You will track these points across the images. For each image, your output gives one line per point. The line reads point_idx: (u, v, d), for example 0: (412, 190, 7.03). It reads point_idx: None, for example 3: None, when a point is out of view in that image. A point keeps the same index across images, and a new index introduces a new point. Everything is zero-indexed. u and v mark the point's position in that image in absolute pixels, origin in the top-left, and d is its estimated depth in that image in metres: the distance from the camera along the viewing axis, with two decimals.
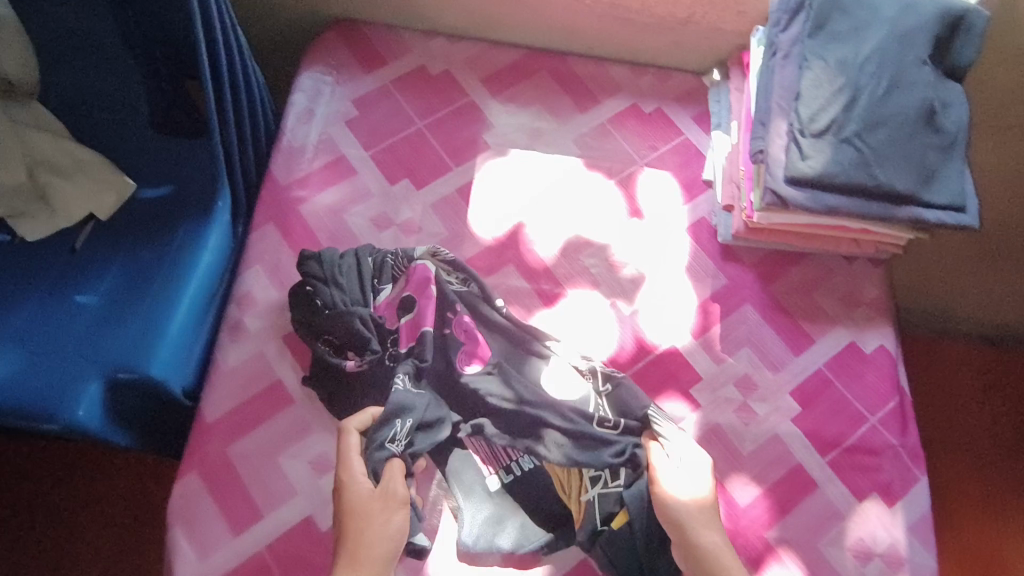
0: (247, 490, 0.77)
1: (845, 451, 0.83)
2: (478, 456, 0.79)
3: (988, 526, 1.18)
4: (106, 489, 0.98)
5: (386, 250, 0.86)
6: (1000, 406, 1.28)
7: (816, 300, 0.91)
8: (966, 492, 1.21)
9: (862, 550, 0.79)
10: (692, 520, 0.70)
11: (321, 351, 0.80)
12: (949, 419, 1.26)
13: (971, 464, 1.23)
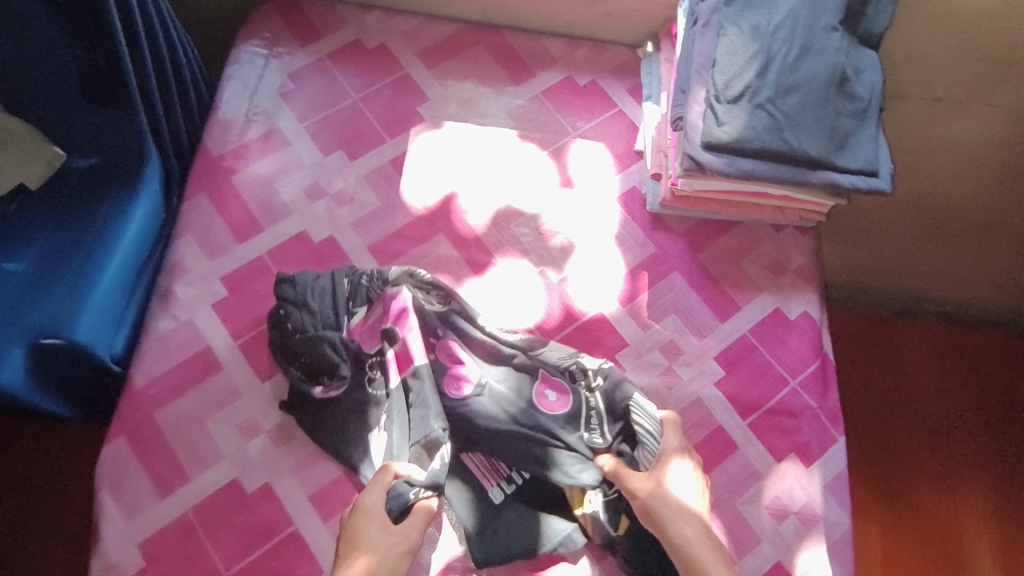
0: (174, 453, 0.78)
1: (765, 414, 0.85)
2: (476, 472, 0.79)
3: (897, 498, 1.28)
4: (39, 464, 0.98)
5: (361, 270, 0.84)
6: (913, 377, 1.37)
7: (743, 268, 0.93)
8: (880, 466, 1.30)
9: (779, 508, 0.81)
10: (670, 514, 0.71)
11: (293, 376, 0.81)
12: (868, 391, 1.36)
13: (885, 439, 1.32)
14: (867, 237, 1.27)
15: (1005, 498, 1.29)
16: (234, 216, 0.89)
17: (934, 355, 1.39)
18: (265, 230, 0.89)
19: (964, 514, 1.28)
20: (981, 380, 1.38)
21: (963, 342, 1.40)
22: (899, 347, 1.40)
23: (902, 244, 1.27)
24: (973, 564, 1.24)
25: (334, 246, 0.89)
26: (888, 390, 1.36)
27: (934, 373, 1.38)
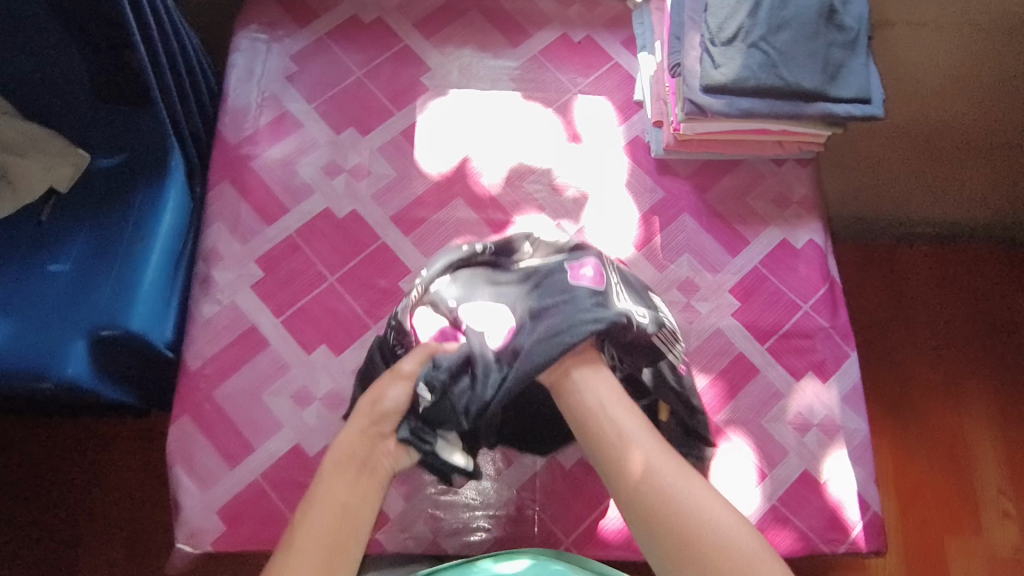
0: (237, 427, 0.84)
1: (782, 338, 0.91)
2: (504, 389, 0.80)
3: (908, 411, 1.35)
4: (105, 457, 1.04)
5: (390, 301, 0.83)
6: (918, 298, 1.43)
7: (748, 204, 0.97)
8: (891, 383, 1.37)
9: (802, 422, 0.87)
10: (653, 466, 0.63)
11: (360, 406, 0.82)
12: (875, 313, 1.42)
13: (893, 358, 1.39)
14: (859, 167, 1.31)
15: (1007, 401, 1.37)
16: (258, 200, 0.92)
17: (932, 274, 1.45)
18: (291, 211, 0.92)
19: (968, 420, 1.35)
20: (976, 293, 1.44)
21: (959, 258, 1.46)
22: (896, 269, 1.45)
23: (891, 171, 1.31)
24: (980, 466, 1.32)
25: (358, 219, 0.93)
26: (892, 311, 1.42)
27: (932, 291, 1.44)
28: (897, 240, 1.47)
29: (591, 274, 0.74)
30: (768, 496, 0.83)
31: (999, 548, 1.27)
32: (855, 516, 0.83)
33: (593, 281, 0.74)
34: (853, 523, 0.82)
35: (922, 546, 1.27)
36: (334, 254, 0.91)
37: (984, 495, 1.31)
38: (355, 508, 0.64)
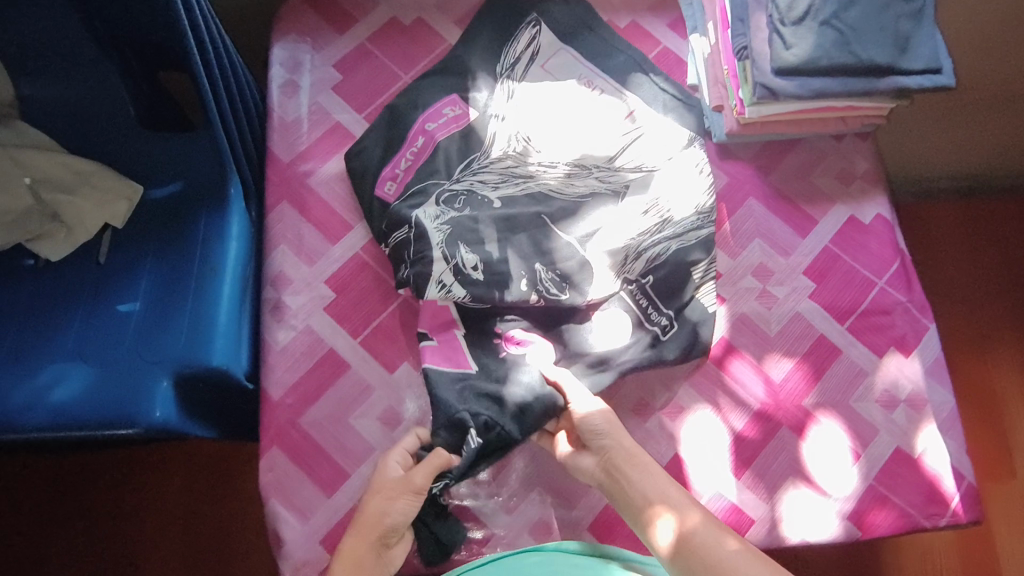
0: (328, 453, 0.82)
1: (860, 316, 0.90)
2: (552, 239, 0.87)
3: (980, 359, 1.38)
4: (186, 480, 1.16)
5: (435, 194, 0.87)
6: (980, 247, 1.45)
7: (813, 183, 0.97)
8: (964, 332, 1.40)
9: (888, 398, 0.87)
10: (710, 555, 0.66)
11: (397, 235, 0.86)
12: (939, 270, 1.43)
13: (961, 309, 1.41)
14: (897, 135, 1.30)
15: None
16: (322, 219, 0.90)
17: (959, 234, 1.45)
18: (355, 227, 0.90)
19: (1000, 372, 1.38)
20: (1003, 247, 1.45)
21: (1012, 206, 1.48)
22: (924, 229, 1.46)
23: (926, 136, 1.31)
24: (1011, 415, 1.36)
25: None
26: (959, 265, 1.44)
27: (988, 239, 1.45)
28: (950, 195, 1.47)
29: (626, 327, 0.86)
30: (865, 475, 0.84)
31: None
32: (952, 487, 0.84)
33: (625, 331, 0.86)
34: (951, 494, 0.83)
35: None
36: None
37: (1016, 442, 1.35)
38: None
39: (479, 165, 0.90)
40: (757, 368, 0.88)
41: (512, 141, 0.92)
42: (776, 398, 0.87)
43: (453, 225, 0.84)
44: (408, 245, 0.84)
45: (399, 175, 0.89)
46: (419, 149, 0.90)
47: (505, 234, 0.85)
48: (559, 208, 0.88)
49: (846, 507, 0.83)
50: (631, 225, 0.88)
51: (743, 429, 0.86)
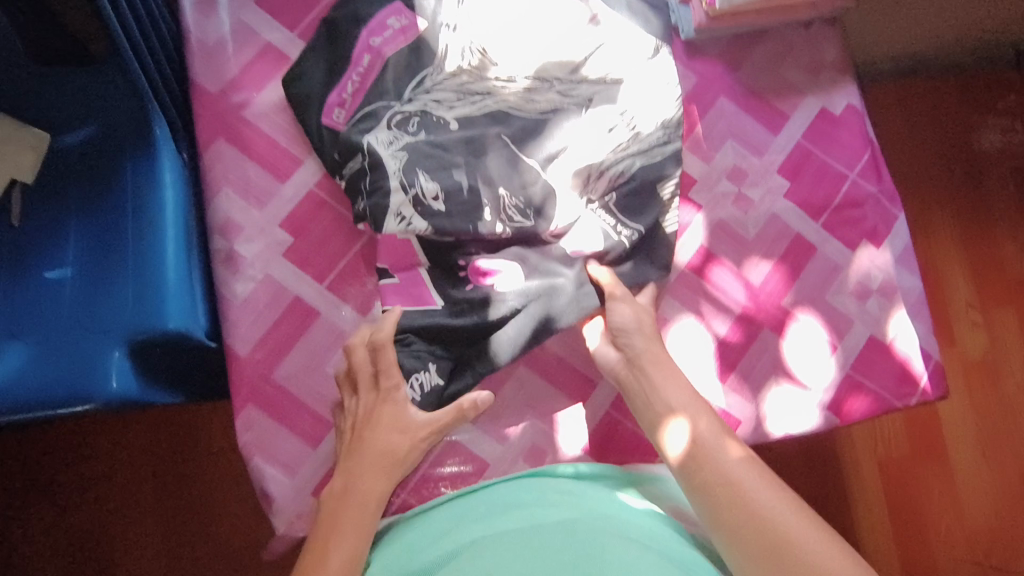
0: (309, 405, 0.78)
1: (834, 211, 0.90)
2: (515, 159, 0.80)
3: (927, 235, 1.49)
4: (146, 441, 1.12)
5: (388, 117, 0.80)
6: (924, 128, 1.51)
7: (783, 75, 0.93)
8: (913, 211, 1.49)
9: (861, 289, 0.89)
10: (734, 474, 0.65)
11: (348, 166, 0.79)
12: (890, 153, 1.51)
13: (906, 189, 1.50)
14: (863, 21, 1.27)
15: (974, 227, 1.49)
16: (265, 155, 0.81)
17: (902, 119, 1.51)
18: (305, 161, 0.82)
19: (940, 249, 1.49)
20: (944, 128, 1.51)
21: (954, 86, 1.53)
22: (873, 114, 1.52)
23: (891, 19, 1.28)
24: (951, 287, 1.47)
25: None
26: (905, 146, 1.51)
27: (931, 121, 1.52)
28: (895, 78, 1.52)
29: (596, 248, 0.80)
30: (843, 365, 0.87)
31: (970, 356, 1.45)
32: (921, 367, 0.87)
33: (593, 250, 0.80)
34: (920, 374, 0.87)
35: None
36: None
37: (956, 312, 1.47)
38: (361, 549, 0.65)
39: (432, 83, 0.82)
40: (737, 272, 0.87)
41: (464, 54, 0.83)
42: (756, 301, 0.87)
43: (408, 151, 0.78)
44: (364, 176, 0.78)
45: (347, 100, 0.81)
46: (366, 69, 0.82)
47: (465, 159, 0.79)
48: (519, 127, 0.82)
49: (826, 397, 0.86)
50: (597, 141, 0.82)
51: (727, 334, 0.86)
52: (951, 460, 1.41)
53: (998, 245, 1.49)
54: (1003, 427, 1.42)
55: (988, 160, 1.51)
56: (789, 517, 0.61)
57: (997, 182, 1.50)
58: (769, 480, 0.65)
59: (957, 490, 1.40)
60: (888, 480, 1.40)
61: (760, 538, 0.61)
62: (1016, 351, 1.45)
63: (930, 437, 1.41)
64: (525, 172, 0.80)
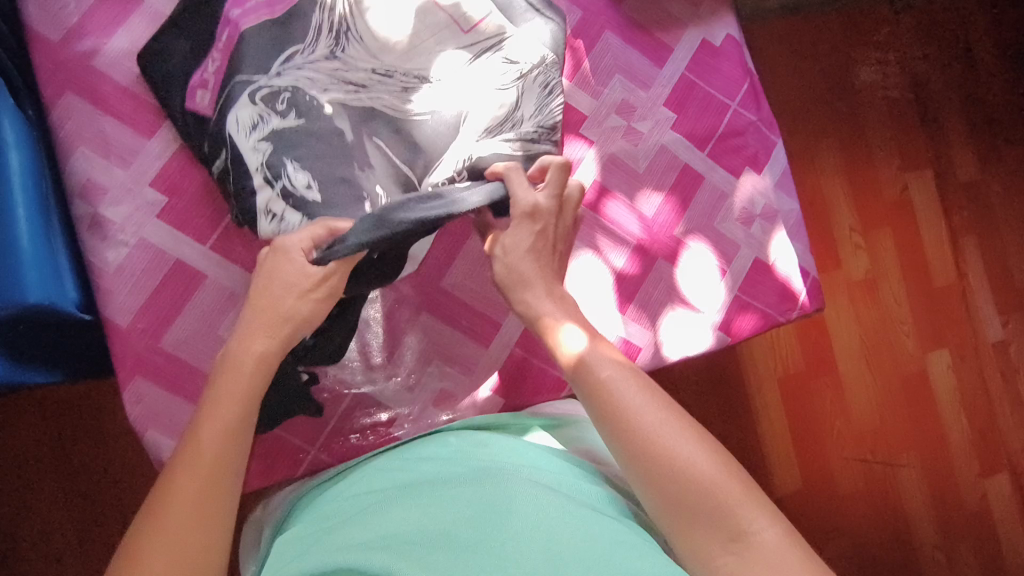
0: (202, 371, 0.75)
1: (719, 141, 0.93)
2: (394, 150, 0.75)
3: (813, 170, 1.58)
4: (41, 431, 1.05)
5: (251, 93, 0.72)
6: (813, 68, 1.58)
7: (665, 8, 0.94)
8: (799, 150, 1.58)
9: (746, 214, 0.94)
10: (610, 380, 0.64)
11: (216, 160, 0.73)
12: (783, 92, 1.57)
13: (794, 127, 1.58)
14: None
15: (854, 153, 1.60)
16: (125, 109, 0.75)
17: (792, 57, 1.57)
18: None
19: (827, 178, 1.58)
20: (829, 62, 1.59)
21: (832, 22, 1.60)
22: (765, 55, 1.57)
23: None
24: (836, 213, 1.58)
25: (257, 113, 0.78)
26: (794, 90, 1.58)
27: (817, 56, 1.58)
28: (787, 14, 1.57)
29: None
30: (731, 287, 0.92)
31: (854, 276, 1.57)
32: (800, 285, 0.94)
33: None
34: (799, 291, 0.94)
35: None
36: None
37: (841, 236, 1.58)
38: (218, 484, 0.59)
39: (303, 59, 0.75)
40: (630, 206, 0.90)
41: (339, 37, 0.75)
42: (650, 232, 0.90)
43: (273, 139, 0.71)
44: (230, 174, 0.73)
45: (211, 79, 0.74)
46: (227, 45, 0.74)
47: (341, 146, 0.73)
48: (396, 124, 0.75)
49: (718, 318, 0.91)
50: (478, 112, 0.77)
51: (624, 267, 0.89)
52: (840, 370, 1.54)
53: (876, 170, 1.60)
54: (883, 337, 1.56)
55: (865, 90, 1.61)
56: (636, 393, 0.63)
57: (875, 111, 1.61)
58: (646, 386, 0.64)
59: (846, 396, 1.54)
60: (786, 393, 1.52)
61: (605, 407, 0.63)
62: (892, 268, 1.58)
63: (822, 351, 1.54)
64: (405, 162, 0.75)
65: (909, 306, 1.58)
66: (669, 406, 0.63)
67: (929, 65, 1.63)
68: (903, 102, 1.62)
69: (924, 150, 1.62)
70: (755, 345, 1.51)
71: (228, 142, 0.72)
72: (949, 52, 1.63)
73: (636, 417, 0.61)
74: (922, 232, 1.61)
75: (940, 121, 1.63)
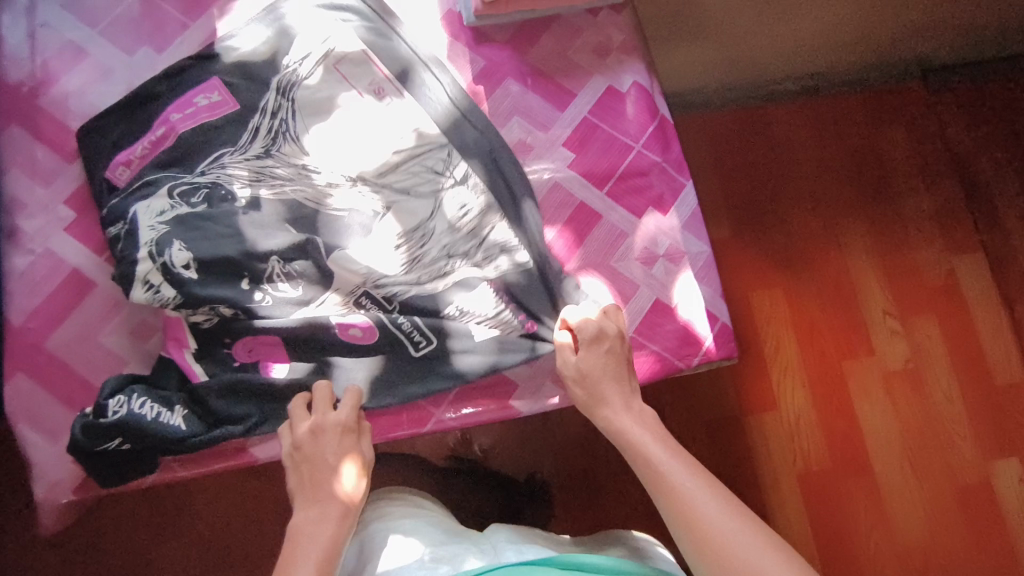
0: (77, 372, 0.81)
1: (619, 180, 0.92)
2: (292, 230, 0.82)
3: (832, 252, 1.39)
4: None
5: (165, 181, 0.82)
6: (830, 149, 1.45)
7: (570, 57, 0.97)
8: (812, 232, 1.40)
9: (647, 255, 0.90)
10: (688, 489, 0.65)
11: (111, 231, 0.81)
12: (790, 168, 1.43)
13: (805, 207, 1.41)
14: (708, 39, 1.28)
15: (883, 231, 1.41)
16: (56, 139, 0.87)
17: (809, 142, 1.45)
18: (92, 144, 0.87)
19: (851, 258, 1.39)
20: (853, 146, 1.45)
21: (844, 100, 1.47)
22: (764, 129, 1.45)
23: (744, 27, 1.26)
24: (865, 293, 1.37)
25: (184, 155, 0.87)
26: (804, 175, 1.43)
27: (828, 133, 1.45)
28: (795, 92, 1.46)
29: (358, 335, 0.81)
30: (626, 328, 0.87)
31: (891, 364, 1.34)
32: (705, 330, 0.88)
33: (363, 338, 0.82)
34: (704, 336, 0.87)
35: (826, 375, 1.33)
36: None
37: (872, 319, 1.36)
38: None
39: (231, 160, 0.85)
40: None
41: (275, 138, 0.86)
42: None
43: (172, 222, 0.79)
44: (120, 242, 0.80)
45: (134, 160, 0.84)
46: (158, 139, 0.85)
47: (234, 229, 0.80)
48: (307, 214, 0.84)
49: None
50: (395, 206, 0.86)
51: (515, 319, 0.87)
52: (877, 477, 1.28)
53: (913, 251, 1.40)
54: (930, 440, 1.31)
55: (895, 168, 1.44)
56: (712, 500, 0.63)
57: (906, 187, 1.43)
58: (727, 497, 0.64)
59: (887, 510, 1.27)
60: (807, 494, 1.27)
61: (684, 517, 0.63)
62: (939, 358, 1.35)
63: (852, 451, 1.29)
64: (299, 247, 0.81)
65: (963, 404, 1.33)
66: (737, 506, 0.63)
67: (971, 142, 1.46)
68: (943, 180, 1.44)
69: (971, 233, 1.41)
70: (771, 438, 1.29)
71: (128, 216, 0.80)
72: (994, 132, 1.46)
73: (715, 524, 0.61)
74: (976, 322, 1.37)
75: (992, 203, 1.43)
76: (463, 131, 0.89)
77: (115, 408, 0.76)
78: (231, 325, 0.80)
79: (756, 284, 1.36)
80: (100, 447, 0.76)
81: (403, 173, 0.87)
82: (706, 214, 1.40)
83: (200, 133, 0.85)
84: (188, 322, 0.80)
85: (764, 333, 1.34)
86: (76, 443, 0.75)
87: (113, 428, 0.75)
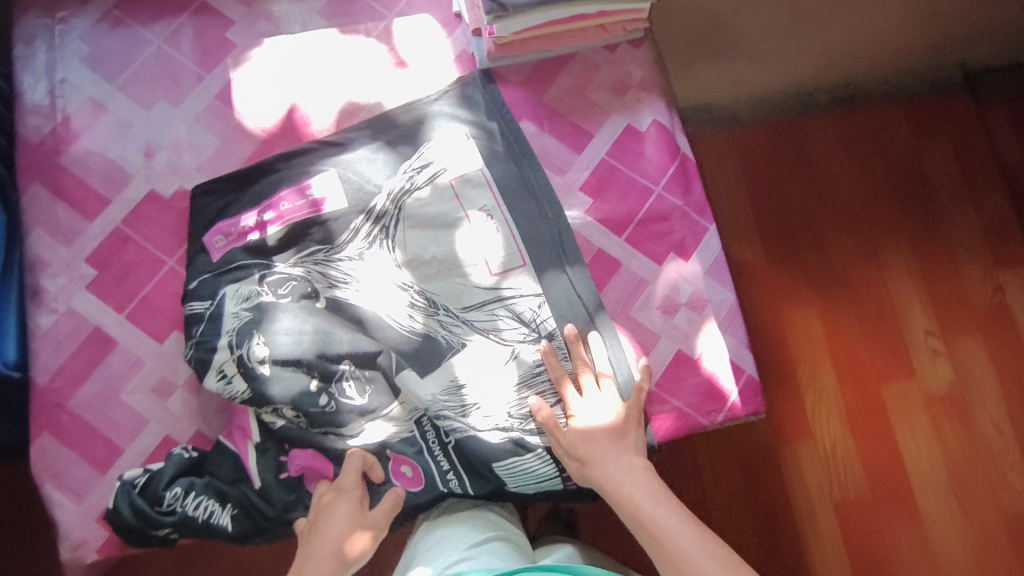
0: (101, 433, 0.82)
1: (639, 226, 0.89)
2: (365, 342, 0.80)
3: (872, 274, 1.32)
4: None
5: (253, 267, 0.83)
6: (869, 164, 1.37)
7: (587, 97, 0.94)
8: (847, 254, 1.33)
9: (669, 304, 0.87)
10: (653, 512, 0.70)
11: (192, 307, 0.82)
12: (827, 187, 1.36)
13: (841, 226, 1.34)
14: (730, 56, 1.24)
15: (927, 251, 1.33)
16: (76, 197, 0.89)
17: (848, 158, 1.37)
18: (113, 202, 0.89)
19: (891, 280, 1.32)
20: (893, 163, 1.37)
21: (889, 112, 1.39)
22: (802, 145, 1.38)
23: (772, 42, 1.20)
24: (907, 316, 1.30)
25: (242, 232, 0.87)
26: (843, 191, 1.36)
27: (867, 148, 1.38)
28: (831, 105, 1.39)
29: (408, 473, 0.80)
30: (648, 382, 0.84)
31: (936, 390, 1.27)
32: (730, 384, 0.84)
33: (409, 479, 0.80)
34: (729, 391, 0.84)
35: (866, 404, 1.26)
36: (168, 238, 0.88)
37: (914, 343, 1.29)
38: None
39: (324, 257, 0.84)
40: None
41: (371, 243, 0.85)
42: None
43: (254, 313, 0.80)
44: (201, 322, 0.81)
45: (231, 232, 0.85)
46: (248, 225, 0.85)
47: (313, 329, 0.79)
48: (381, 327, 0.82)
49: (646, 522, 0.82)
50: (467, 317, 0.83)
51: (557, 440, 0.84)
52: (923, 513, 1.22)
53: (959, 273, 1.32)
54: (978, 471, 1.23)
55: (940, 184, 1.36)
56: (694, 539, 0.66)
57: (951, 205, 1.35)
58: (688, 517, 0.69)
59: (931, 544, 1.20)
60: (847, 528, 1.21)
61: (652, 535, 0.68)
62: (988, 384, 1.27)
63: (894, 485, 1.23)
64: (375, 355, 0.80)
65: (1014, 434, 1.25)
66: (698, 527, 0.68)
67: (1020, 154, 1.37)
68: (991, 198, 1.36)
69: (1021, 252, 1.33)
70: (807, 469, 1.23)
71: (207, 295, 0.82)
72: None
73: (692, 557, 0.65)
74: None
75: None
76: (550, 231, 0.87)
77: (172, 501, 0.77)
78: (292, 428, 0.79)
79: (790, 310, 1.30)
80: (148, 533, 0.78)
81: (488, 279, 0.84)
82: (735, 235, 1.34)
83: (220, 196, 0.88)
84: (252, 413, 0.80)
85: (799, 361, 1.28)
86: (124, 523, 0.77)
87: (164, 520, 0.77)
